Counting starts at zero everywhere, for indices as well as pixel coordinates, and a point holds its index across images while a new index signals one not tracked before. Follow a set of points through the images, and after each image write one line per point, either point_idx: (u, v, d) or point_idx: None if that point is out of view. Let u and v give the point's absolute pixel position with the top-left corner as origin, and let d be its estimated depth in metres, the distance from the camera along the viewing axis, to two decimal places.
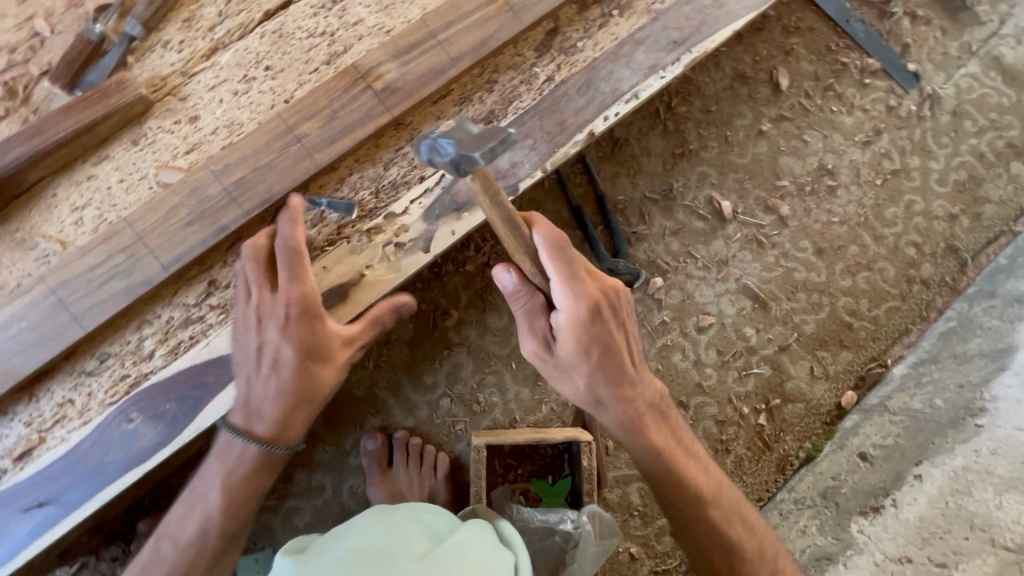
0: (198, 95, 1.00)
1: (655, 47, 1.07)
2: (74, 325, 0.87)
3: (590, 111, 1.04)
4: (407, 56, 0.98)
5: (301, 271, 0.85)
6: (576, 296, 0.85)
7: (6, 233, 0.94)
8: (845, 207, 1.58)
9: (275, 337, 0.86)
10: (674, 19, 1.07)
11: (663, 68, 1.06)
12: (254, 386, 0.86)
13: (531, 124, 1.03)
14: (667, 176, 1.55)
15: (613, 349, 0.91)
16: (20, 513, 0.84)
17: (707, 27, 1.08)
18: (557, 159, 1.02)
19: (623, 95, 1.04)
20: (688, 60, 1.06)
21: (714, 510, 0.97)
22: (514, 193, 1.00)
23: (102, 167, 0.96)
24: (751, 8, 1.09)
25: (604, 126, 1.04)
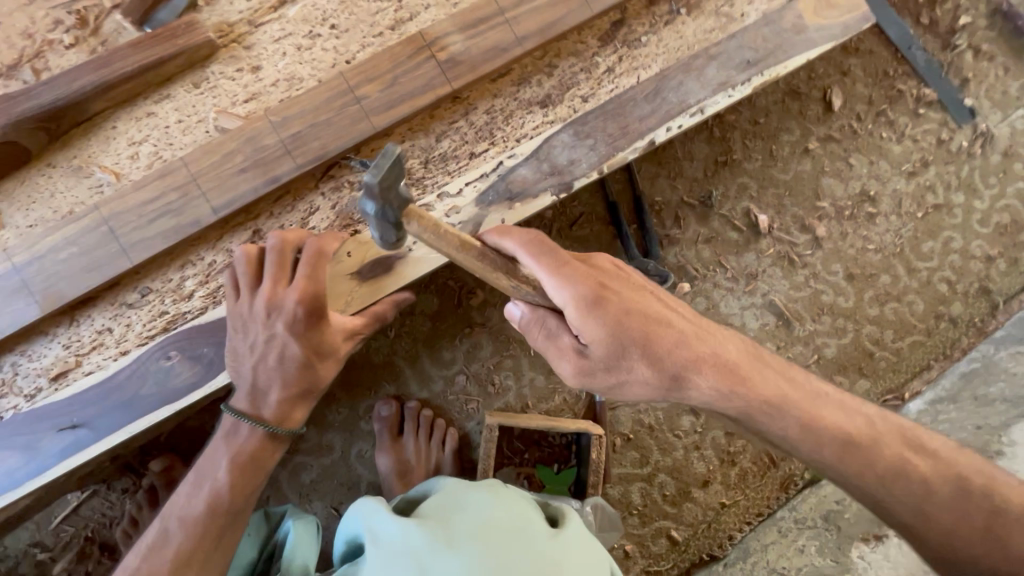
0: (263, 46, 1.01)
1: (728, 64, 1.05)
2: (123, 257, 0.89)
3: (653, 121, 1.02)
4: (474, 31, 0.98)
5: (318, 275, 0.85)
6: (574, 279, 0.77)
7: (64, 159, 0.95)
8: (882, 235, 1.56)
9: (281, 335, 0.84)
10: (751, 39, 1.05)
11: (732, 87, 1.04)
12: (260, 374, 0.85)
13: (595, 125, 1.02)
14: (707, 183, 1.54)
15: (650, 319, 0.80)
16: (52, 431, 0.87)
17: (782, 52, 1.06)
18: (614, 162, 1.01)
19: (690, 108, 1.03)
20: (758, 82, 1.05)
21: (880, 455, 0.83)
22: (567, 191, 1.00)
23: (162, 106, 0.98)
24: (831, 38, 1.06)
25: (666, 137, 1.03)
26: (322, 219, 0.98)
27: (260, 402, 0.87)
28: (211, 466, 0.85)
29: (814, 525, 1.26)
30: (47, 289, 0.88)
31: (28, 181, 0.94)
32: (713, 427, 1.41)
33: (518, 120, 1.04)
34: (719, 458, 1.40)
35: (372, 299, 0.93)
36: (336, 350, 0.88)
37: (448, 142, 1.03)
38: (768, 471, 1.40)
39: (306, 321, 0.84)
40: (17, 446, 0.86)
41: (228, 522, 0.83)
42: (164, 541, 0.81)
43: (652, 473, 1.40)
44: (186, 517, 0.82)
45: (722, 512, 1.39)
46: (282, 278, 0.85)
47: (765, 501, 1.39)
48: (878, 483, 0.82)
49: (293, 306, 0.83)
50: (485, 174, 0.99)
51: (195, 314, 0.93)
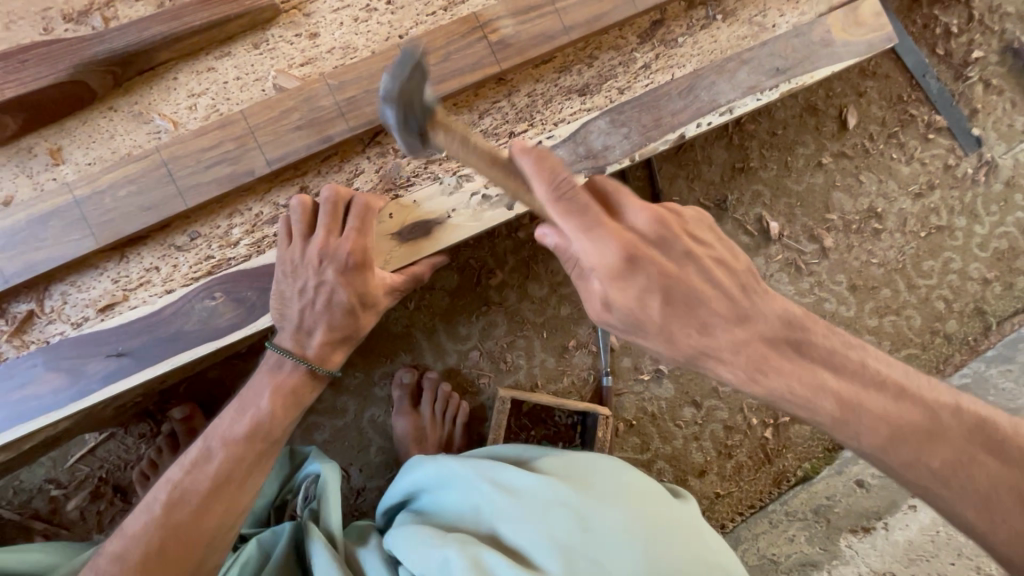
0: (322, 14, 1.06)
1: (759, 69, 1.10)
2: (178, 199, 0.93)
3: (686, 115, 1.08)
4: (524, 18, 1.04)
5: (367, 230, 0.92)
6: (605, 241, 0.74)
7: (125, 104, 0.99)
8: (886, 251, 1.62)
9: (331, 281, 0.89)
10: (782, 48, 1.11)
11: (761, 91, 1.09)
12: (306, 317, 0.90)
13: (630, 114, 1.08)
14: (724, 188, 1.60)
15: (682, 284, 0.76)
16: (97, 358, 0.91)
17: (810, 62, 1.11)
18: (646, 151, 1.07)
19: (720, 107, 1.09)
20: (785, 88, 1.10)
21: (935, 441, 0.73)
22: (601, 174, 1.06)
23: (222, 62, 1.02)
24: (854, 54, 1.12)
25: (695, 133, 1.09)
26: (366, 181, 1.03)
27: (301, 343, 0.92)
28: (253, 396, 0.91)
29: (804, 517, 1.32)
30: (104, 224, 0.92)
31: (89, 122, 0.98)
32: (713, 419, 1.46)
33: (557, 106, 1.10)
34: (716, 450, 1.45)
35: (411, 261, 0.97)
36: (377, 303, 0.94)
37: (489, 120, 1.08)
38: (762, 466, 1.45)
39: (355, 270, 0.90)
40: (62, 370, 0.90)
41: (265, 448, 0.89)
42: (204, 460, 0.87)
43: (651, 459, 1.45)
44: (226, 439, 0.88)
45: (716, 501, 1.45)
46: (335, 228, 0.91)
47: (757, 494, 1.44)
48: (931, 474, 0.73)
49: (346, 255, 0.89)
50: None
51: (240, 261, 0.97)
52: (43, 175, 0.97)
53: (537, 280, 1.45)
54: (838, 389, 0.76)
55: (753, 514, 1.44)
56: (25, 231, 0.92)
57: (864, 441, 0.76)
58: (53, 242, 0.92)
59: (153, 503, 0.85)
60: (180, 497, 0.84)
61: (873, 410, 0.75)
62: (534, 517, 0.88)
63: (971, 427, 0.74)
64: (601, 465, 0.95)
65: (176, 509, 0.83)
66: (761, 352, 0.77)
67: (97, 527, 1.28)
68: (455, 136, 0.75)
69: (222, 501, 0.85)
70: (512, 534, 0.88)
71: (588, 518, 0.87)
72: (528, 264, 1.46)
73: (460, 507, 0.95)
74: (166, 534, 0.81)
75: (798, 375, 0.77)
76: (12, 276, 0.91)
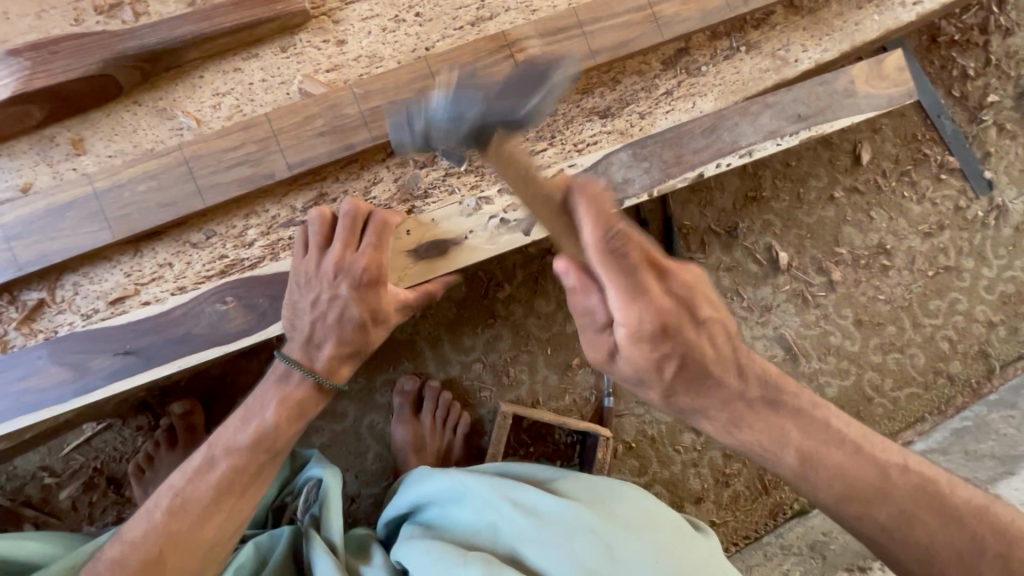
0: (350, 22, 1.07)
1: (781, 115, 1.10)
2: (197, 197, 0.94)
3: (707, 155, 1.09)
4: (552, 39, 1.05)
5: (382, 245, 0.93)
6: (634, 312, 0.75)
7: (149, 99, 1.00)
8: (893, 288, 1.63)
9: (345, 296, 0.89)
10: (805, 95, 1.11)
11: (782, 136, 1.10)
12: (318, 329, 0.90)
13: (652, 149, 1.08)
14: (735, 215, 1.60)
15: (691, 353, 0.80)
16: (105, 352, 0.91)
17: (831, 112, 1.12)
18: (665, 188, 1.07)
19: (740, 150, 1.09)
20: (806, 136, 1.10)
21: (885, 504, 0.76)
22: (619, 207, 1.06)
23: (249, 64, 1.03)
24: (875, 107, 1.14)
25: (714, 173, 1.09)
26: (384, 190, 1.03)
27: (312, 354, 0.91)
28: (260, 403, 0.90)
29: (799, 552, 1.30)
30: (121, 217, 0.93)
31: (112, 114, 0.98)
32: (712, 446, 1.46)
33: (578, 128, 1.11)
34: (714, 478, 1.44)
35: (424, 276, 0.98)
36: (389, 318, 0.93)
37: None
38: (759, 497, 1.45)
39: (369, 285, 0.90)
40: (69, 362, 0.90)
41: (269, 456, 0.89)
42: (209, 467, 0.87)
43: (648, 483, 1.44)
44: (231, 446, 0.87)
45: (711, 530, 1.44)
46: (352, 243, 0.91)
47: (753, 525, 1.44)
48: (880, 531, 0.76)
49: (360, 270, 0.90)
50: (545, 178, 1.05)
51: (254, 263, 0.97)
52: (63, 164, 0.97)
53: (545, 296, 1.46)
54: (801, 443, 0.79)
55: (747, 545, 1.43)
56: (42, 219, 0.92)
57: (820, 494, 0.79)
58: (69, 233, 0.92)
59: (155, 508, 0.84)
60: (183, 503, 0.83)
61: (834, 467, 0.78)
62: (560, 542, 0.87)
63: (917, 489, 0.76)
64: (618, 493, 0.96)
65: (178, 516, 0.83)
66: (732, 407, 0.81)
67: (88, 518, 1.27)
68: (512, 175, 0.84)
69: (224, 509, 0.85)
70: (536, 557, 0.87)
71: (615, 549, 0.86)
72: (536, 280, 1.46)
73: (472, 523, 0.94)
74: (167, 541, 0.81)
75: (768, 432, 0.81)
76: (26, 264, 0.91)
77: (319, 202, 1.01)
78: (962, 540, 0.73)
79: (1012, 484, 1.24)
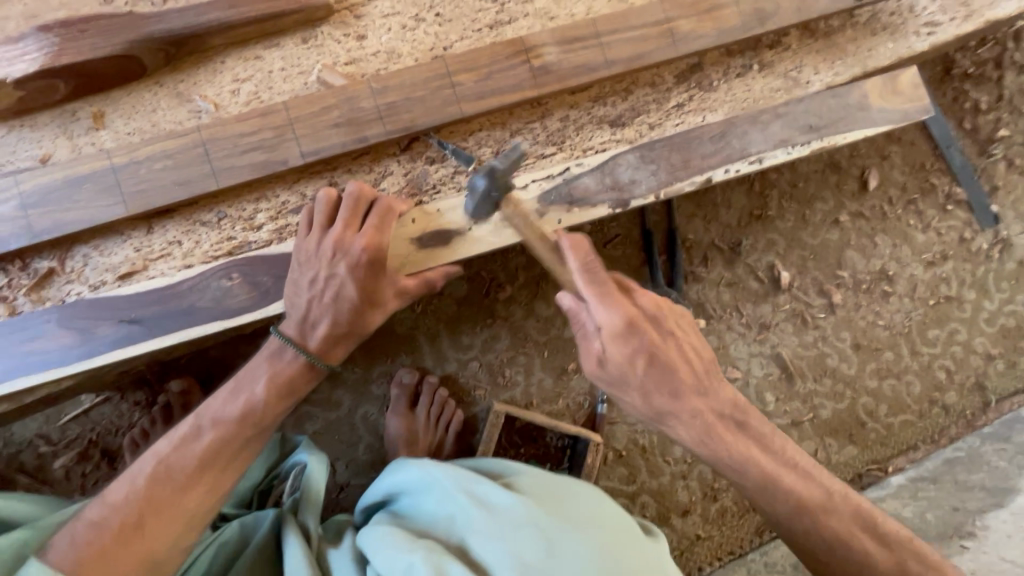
0: (372, 18, 1.09)
1: (792, 124, 1.13)
2: (211, 178, 0.96)
3: (714, 160, 1.11)
4: (568, 47, 1.07)
5: (383, 231, 0.94)
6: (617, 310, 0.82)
7: (171, 81, 1.02)
8: (893, 314, 1.63)
9: (341, 276, 0.90)
10: (816, 106, 1.14)
11: (792, 145, 1.12)
12: (312, 309, 0.91)
13: (660, 152, 1.10)
14: (739, 232, 1.61)
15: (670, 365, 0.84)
16: (109, 323, 0.93)
17: (843, 123, 1.14)
18: (670, 191, 1.10)
19: (749, 156, 1.11)
20: (816, 146, 1.13)
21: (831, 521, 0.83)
22: (623, 207, 1.08)
23: (270, 53, 1.05)
24: (889, 120, 1.15)
25: (722, 179, 1.11)
26: (393, 183, 1.05)
27: (305, 333, 0.92)
28: (251, 378, 0.91)
29: (783, 571, 1.30)
30: (135, 193, 0.95)
31: (134, 93, 1.01)
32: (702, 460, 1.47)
33: (589, 135, 1.13)
34: (702, 492, 1.45)
35: (425, 267, 0.99)
36: (387, 304, 0.94)
37: (520, 139, 1.10)
38: (746, 513, 1.45)
39: (365, 268, 0.91)
40: (74, 331, 0.92)
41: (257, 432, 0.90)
42: (193, 436, 0.87)
43: (636, 492, 1.44)
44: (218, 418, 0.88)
45: (696, 543, 1.44)
46: (352, 224, 0.92)
47: (738, 541, 1.44)
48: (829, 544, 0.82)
49: (359, 252, 0.90)
50: (552, 177, 1.07)
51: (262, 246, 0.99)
52: (82, 138, 0.99)
53: (545, 300, 1.47)
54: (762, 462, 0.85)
55: (732, 561, 1.43)
56: (58, 190, 0.94)
57: (778, 506, 0.84)
58: (84, 205, 0.94)
59: (137, 472, 0.85)
60: (164, 472, 0.84)
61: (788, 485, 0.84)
62: (505, 533, 0.87)
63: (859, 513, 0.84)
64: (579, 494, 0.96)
65: (160, 482, 0.83)
66: (706, 420, 0.85)
67: (79, 489, 1.28)
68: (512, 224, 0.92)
69: (205, 481, 0.85)
70: (480, 549, 0.88)
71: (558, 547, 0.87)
72: (538, 283, 1.48)
73: (433, 512, 0.95)
74: (146, 506, 0.82)
75: (737, 447, 0.86)
76: (40, 233, 0.93)
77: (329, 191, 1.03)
78: (888, 561, 0.81)
79: (999, 517, 1.24)
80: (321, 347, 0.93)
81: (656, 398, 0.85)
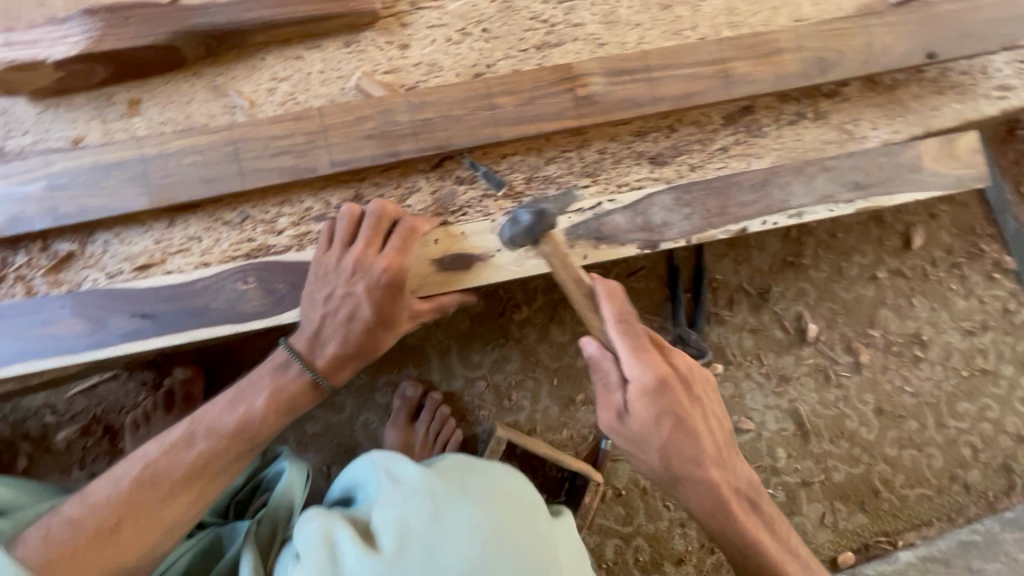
0: (417, 28, 1.06)
1: (838, 180, 1.07)
2: (237, 179, 0.94)
3: (753, 210, 1.06)
4: (615, 79, 1.03)
5: (406, 252, 0.91)
6: (647, 366, 0.82)
7: (209, 73, 1.01)
8: (922, 381, 1.56)
9: (358, 296, 0.88)
10: (866, 163, 1.08)
11: (835, 203, 1.07)
12: (326, 326, 0.89)
13: (697, 195, 1.06)
14: (769, 277, 1.56)
15: (690, 428, 0.85)
16: (120, 314, 0.92)
17: (892, 184, 1.08)
18: (703, 237, 1.05)
19: (789, 210, 1.06)
20: (861, 207, 1.07)
21: None
22: (653, 249, 1.05)
23: (311, 54, 1.03)
24: (942, 188, 1.08)
25: (758, 230, 1.06)
26: (419, 200, 1.02)
27: (316, 350, 0.90)
28: (251, 390, 0.90)
29: None
30: (161, 186, 0.94)
31: (171, 82, 1.00)
32: None
33: (625, 170, 1.09)
34: (700, 543, 1.41)
35: (442, 291, 0.97)
36: (401, 326, 0.92)
37: (555, 167, 1.07)
38: None
39: (384, 290, 0.89)
40: (86, 318, 0.91)
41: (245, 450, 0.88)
42: (186, 443, 0.86)
43: (632, 534, 1.40)
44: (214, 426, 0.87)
45: None
46: (375, 244, 0.90)
47: None
48: None
49: (379, 273, 0.88)
50: (583, 211, 1.03)
51: (281, 251, 0.98)
52: (115, 123, 0.98)
53: (561, 326, 1.44)
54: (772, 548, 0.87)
55: None
56: (86, 175, 0.93)
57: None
58: (109, 193, 0.93)
59: (125, 473, 0.84)
60: (151, 476, 0.83)
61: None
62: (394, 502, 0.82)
63: None
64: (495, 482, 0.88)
65: (146, 486, 0.83)
66: (720, 497, 0.86)
67: (78, 464, 1.29)
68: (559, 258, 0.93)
69: (191, 490, 0.84)
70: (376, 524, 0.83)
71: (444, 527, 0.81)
72: (556, 308, 1.44)
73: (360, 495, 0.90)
74: (128, 510, 0.81)
75: (750, 526, 0.88)
76: (64, 216, 0.92)
77: (354, 202, 1.01)
78: None
79: None
80: (326, 366, 0.91)
81: (676, 459, 0.85)
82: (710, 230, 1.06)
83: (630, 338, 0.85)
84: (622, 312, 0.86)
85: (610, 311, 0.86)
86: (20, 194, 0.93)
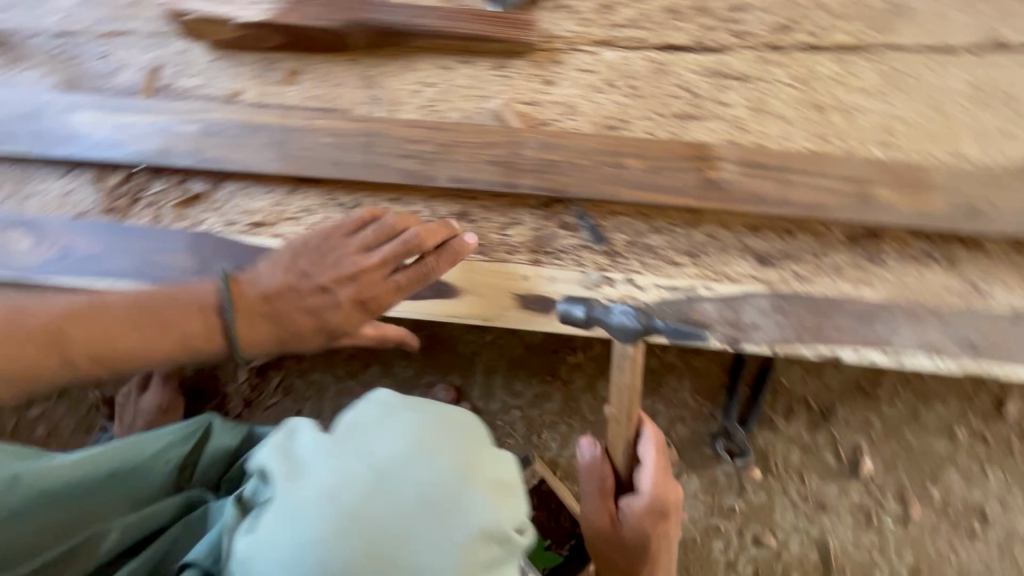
0: (567, 68, 1.09)
1: (950, 335, 1.00)
2: (363, 168, 0.99)
3: (849, 338, 1.01)
4: (749, 172, 1.03)
5: (401, 285, 0.90)
6: (655, 487, 1.07)
7: (365, 62, 1.06)
8: (972, 559, 1.43)
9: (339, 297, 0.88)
10: (986, 327, 1.00)
11: (940, 356, 1.00)
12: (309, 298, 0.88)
13: (793, 307, 1.02)
14: (837, 397, 1.49)
15: (661, 553, 1.07)
16: (225, 264, 0.97)
17: (1010, 357, 1.00)
18: (789, 349, 1.01)
19: (887, 349, 1.01)
20: (967, 370, 1.00)
21: None
22: (734, 347, 1.02)
23: (461, 67, 1.07)
24: None
25: (848, 360, 1.01)
26: (519, 233, 1.03)
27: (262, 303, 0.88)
28: (198, 317, 0.85)
29: None
30: (295, 157, 0.99)
31: (332, 62, 1.06)
32: None
33: (719, 255, 1.05)
34: None
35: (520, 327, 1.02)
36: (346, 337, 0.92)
37: (659, 238, 1.05)
38: None
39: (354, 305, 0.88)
40: (196, 258, 0.97)
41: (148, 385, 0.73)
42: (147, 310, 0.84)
43: None
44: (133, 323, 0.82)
45: None
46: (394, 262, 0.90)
47: None
48: None
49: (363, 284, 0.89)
50: (676, 290, 1.02)
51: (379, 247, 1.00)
52: (272, 87, 1.04)
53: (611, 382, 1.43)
54: None
55: None
56: (234, 129, 1.00)
57: None
58: (250, 151, 0.99)
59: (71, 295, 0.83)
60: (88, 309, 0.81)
61: None
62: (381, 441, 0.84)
63: None
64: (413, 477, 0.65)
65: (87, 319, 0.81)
66: None
67: None
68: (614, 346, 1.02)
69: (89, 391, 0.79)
70: None
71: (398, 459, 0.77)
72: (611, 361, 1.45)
73: None
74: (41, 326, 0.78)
75: None
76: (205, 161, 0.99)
77: (460, 218, 1.03)
78: None
79: None
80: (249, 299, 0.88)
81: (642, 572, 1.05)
82: (797, 344, 1.02)
83: (653, 456, 1.10)
84: (656, 436, 1.12)
85: (648, 435, 1.10)
86: (173, 129, 1.00)
